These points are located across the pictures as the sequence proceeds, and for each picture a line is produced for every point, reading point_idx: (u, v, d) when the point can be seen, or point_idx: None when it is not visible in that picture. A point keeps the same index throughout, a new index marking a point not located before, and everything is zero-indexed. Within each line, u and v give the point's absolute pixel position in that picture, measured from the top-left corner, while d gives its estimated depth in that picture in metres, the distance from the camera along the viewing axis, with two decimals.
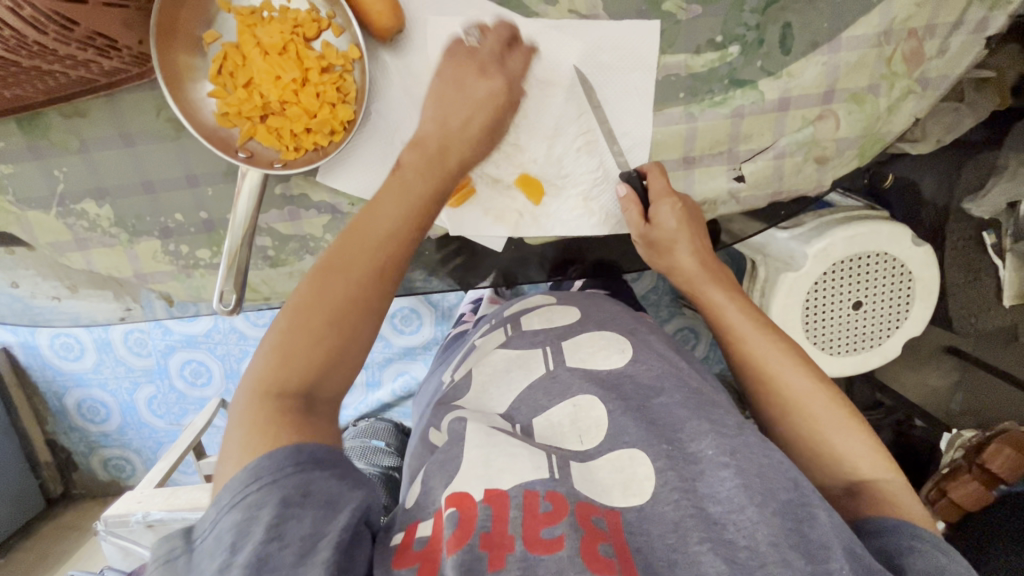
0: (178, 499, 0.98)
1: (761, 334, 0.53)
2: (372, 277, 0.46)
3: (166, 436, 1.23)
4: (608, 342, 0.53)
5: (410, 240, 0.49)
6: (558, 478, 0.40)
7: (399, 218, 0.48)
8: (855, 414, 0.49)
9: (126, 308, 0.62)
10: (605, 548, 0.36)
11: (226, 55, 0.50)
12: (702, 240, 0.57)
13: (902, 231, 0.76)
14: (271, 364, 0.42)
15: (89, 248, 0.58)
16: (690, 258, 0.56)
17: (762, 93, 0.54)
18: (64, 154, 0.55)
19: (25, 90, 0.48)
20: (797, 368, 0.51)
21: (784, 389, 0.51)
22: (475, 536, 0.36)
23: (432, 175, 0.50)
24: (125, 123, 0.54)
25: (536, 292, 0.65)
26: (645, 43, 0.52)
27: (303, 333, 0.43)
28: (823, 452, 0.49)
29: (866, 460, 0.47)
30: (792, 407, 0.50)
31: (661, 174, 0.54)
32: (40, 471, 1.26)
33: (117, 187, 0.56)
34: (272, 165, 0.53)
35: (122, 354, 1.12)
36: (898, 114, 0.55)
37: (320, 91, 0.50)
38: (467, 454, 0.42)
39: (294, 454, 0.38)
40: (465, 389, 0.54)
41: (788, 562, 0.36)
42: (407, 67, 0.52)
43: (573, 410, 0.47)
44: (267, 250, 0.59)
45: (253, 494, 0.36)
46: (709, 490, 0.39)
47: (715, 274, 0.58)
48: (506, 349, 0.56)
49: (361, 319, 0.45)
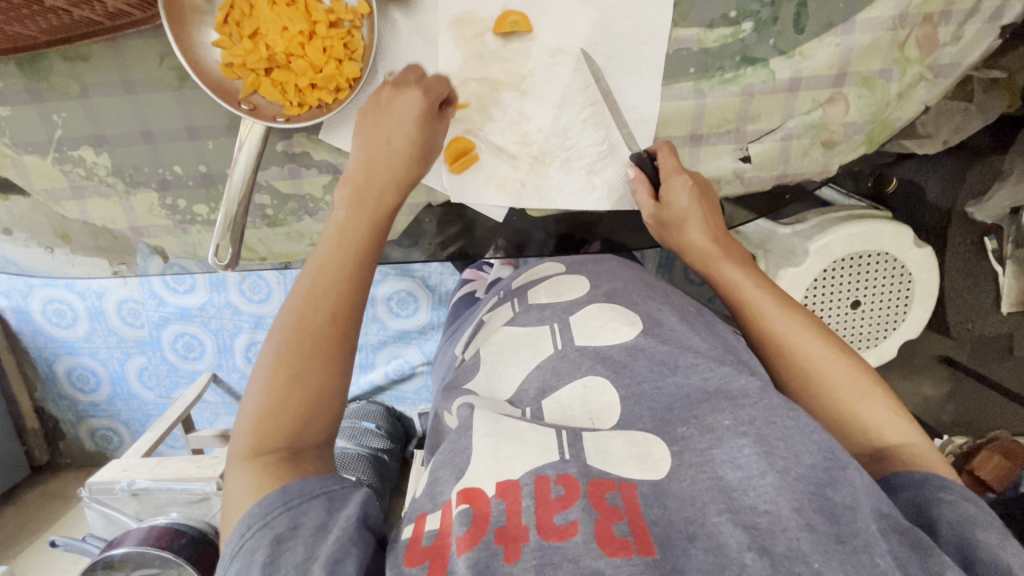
0: (164, 470, 0.98)
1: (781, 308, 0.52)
2: (327, 325, 0.47)
3: (154, 408, 1.22)
4: (616, 314, 0.53)
5: (355, 278, 0.50)
6: (569, 459, 0.39)
7: (353, 258, 0.50)
8: (877, 380, 0.50)
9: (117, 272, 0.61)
10: (621, 528, 0.35)
11: (234, 4, 0.50)
12: (718, 218, 0.56)
13: (903, 231, 0.76)
14: (251, 423, 0.44)
15: (85, 198, 0.57)
16: (701, 235, 0.55)
17: (773, 72, 0.53)
18: (64, 98, 0.54)
19: (27, 27, 0.47)
20: (815, 339, 0.51)
21: (807, 365, 0.51)
22: (489, 533, 0.36)
23: (370, 211, 0.51)
24: (127, 70, 0.53)
25: (545, 261, 0.65)
26: (658, 14, 0.51)
27: (275, 389, 0.45)
28: (852, 424, 0.49)
29: (891, 426, 0.49)
30: (814, 385, 0.50)
31: (671, 153, 0.54)
32: (26, 438, 1.25)
33: (117, 136, 0.55)
34: (274, 120, 0.52)
35: (114, 323, 1.11)
36: (908, 101, 0.54)
37: (327, 46, 0.50)
38: (475, 445, 0.42)
39: (281, 495, 0.41)
40: (474, 370, 0.55)
41: (812, 526, 0.35)
42: (416, 27, 0.52)
43: (584, 392, 0.47)
44: (265, 209, 0.58)
45: (249, 540, 0.39)
46: (727, 456, 0.39)
47: (727, 248, 0.56)
48: (512, 326, 0.56)
49: (325, 368, 0.46)
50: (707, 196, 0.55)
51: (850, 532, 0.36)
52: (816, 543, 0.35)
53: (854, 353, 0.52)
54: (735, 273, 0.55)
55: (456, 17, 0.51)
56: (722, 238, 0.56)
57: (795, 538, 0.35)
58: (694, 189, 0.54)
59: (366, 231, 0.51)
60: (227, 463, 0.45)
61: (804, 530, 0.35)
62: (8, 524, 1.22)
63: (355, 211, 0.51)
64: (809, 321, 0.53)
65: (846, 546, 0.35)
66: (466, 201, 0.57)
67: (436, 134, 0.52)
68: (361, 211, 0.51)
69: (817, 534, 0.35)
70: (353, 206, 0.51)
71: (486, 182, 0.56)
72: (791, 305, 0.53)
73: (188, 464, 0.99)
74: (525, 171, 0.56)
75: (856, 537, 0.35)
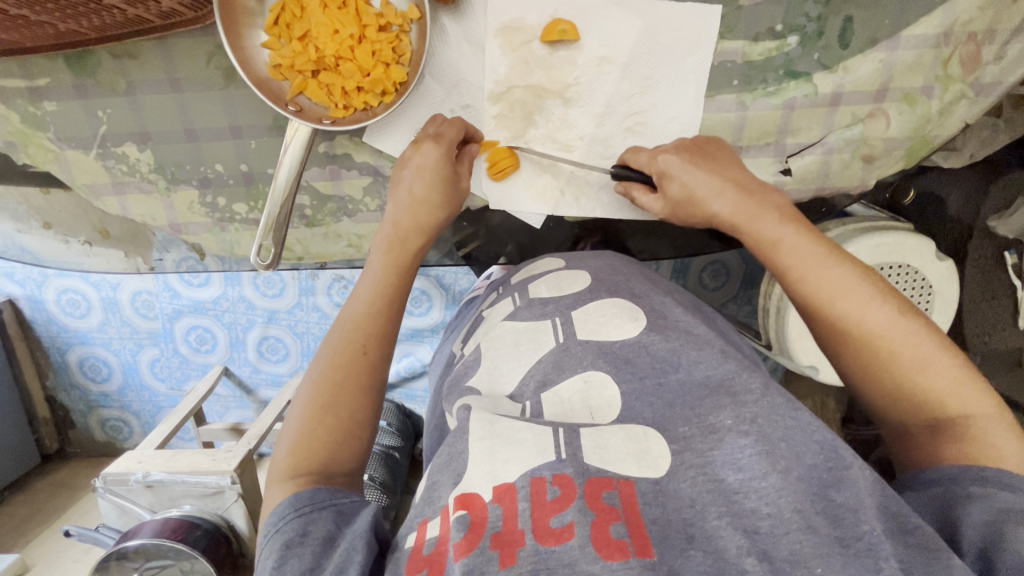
0: (179, 462, 0.97)
1: (829, 270, 0.48)
2: (355, 355, 0.49)
3: (166, 400, 1.22)
4: (621, 310, 0.51)
5: (383, 313, 0.52)
6: (565, 459, 0.38)
7: (382, 296, 0.52)
8: (937, 341, 0.46)
9: (138, 268, 0.62)
10: (618, 529, 0.35)
11: (285, 6, 0.50)
12: (741, 170, 0.52)
13: (927, 245, 0.76)
14: (288, 445, 0.46)
15: (126, 193, 0.57)
16: (725, 201, 0.52)
17: (816, 87, 0.54)
18: (110, 94, 0.54)
19: (77, 25, 0.48)
20: (871, 302, 0.47)
21: (858, 332, 0.47)
22: (486, 538, 0.35)
23: (393, 254, 0.53)
24: (174, 68, 0.53)
25: (545, 253, 0.62)
26: (704, 26, 0.52)
27: (306, 420, 0.46)
28: (908, 396, 0.46)
29: (957, 394, 0.44)
30: (868, 353, 0.47)
31: (637, 150, 0.54)
32: (37, 427, 1.25)
33: (160, 133, 0.56)
34: (320, 121, 0.53)
35: (128, 315, 1.11)
36: (949, 118, 0.54)
37: (376, 49, 0.50)
38: (471, 449, 0.40)
39: (294, 503, 0.42)
40: (475, 366, 0.52)
41: (813, 528, 0.35)
42: (464, 32, 0.52)
43: (584, 387, 0.45)
44: (304, 209, 0.58)
45: (264, 546, 0.41)
46: (728, 458, 0.38)
47: (762, 202, 0.51)
48: (512, 321, 0.54)
49: (352, 399, 0.48)
50: (714, 153, 0.52)
51: (852, 535, 0.36)
52: (818, 546, 0.34)
53: (912, 308, 0.47)
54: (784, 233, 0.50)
55: (504, 24, 0.52)
56: (752, 194, 0.51)
57: (796, 542, 0.35)
58: (687, 163, 0.52)
59: (393, 272, 0.53)
60: (265, 485, 0.45)
61: (806, 533, 0.35)
62: (17, 511, 1.23)
63: (397, 249, 0.53)
64: (867, 281, 0.48)
65: (849, 550, 0.35)
66: (505, 208, 0.57)
67: (460, 181, 0.54)
68: (394, 253, 0.53)
69: (819, 536, 0.35)
70: (382, 250, 0.53)
71: (526, 190, 0.57)
72: (839, 264, 0.49)
73: (203, 457, 0.99)
74: (564, 179, 0.57)
75: (859, 541, 0.35)
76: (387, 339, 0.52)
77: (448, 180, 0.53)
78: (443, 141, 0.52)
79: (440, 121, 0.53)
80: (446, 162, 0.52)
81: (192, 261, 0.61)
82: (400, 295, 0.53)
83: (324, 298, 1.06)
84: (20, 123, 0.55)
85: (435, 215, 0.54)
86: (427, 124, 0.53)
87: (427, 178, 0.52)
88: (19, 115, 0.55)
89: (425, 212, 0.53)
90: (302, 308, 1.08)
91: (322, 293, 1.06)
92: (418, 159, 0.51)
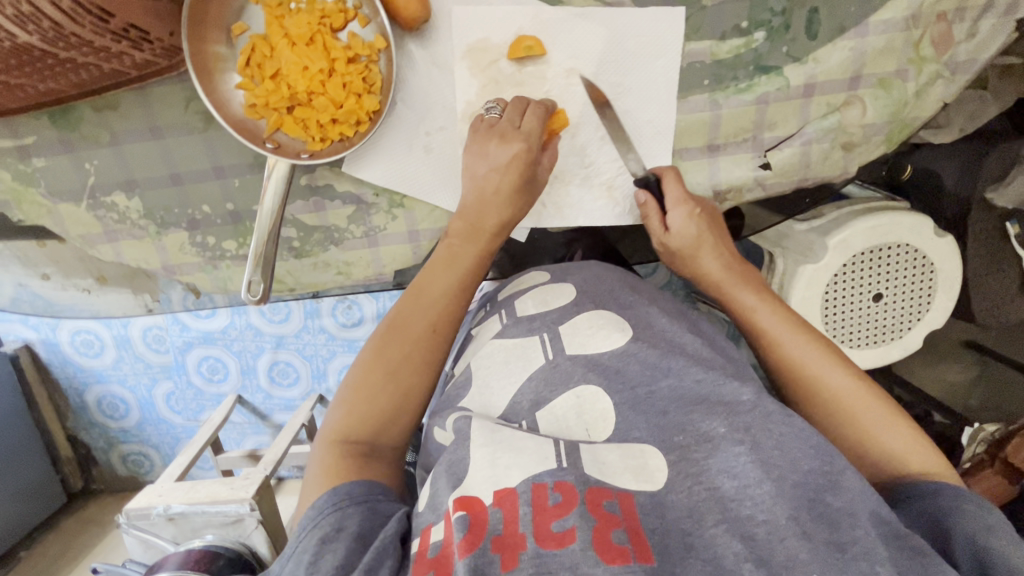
0: (198, 493, 0.99)
1: (795, 334, 0.52)
2: (427, 335, 0.52)
3: (183, 432, 1.24)
4: (608, 321, 0.51)
5: (462, 302, 0.55)
6: (567, 467, 0.38)
7: (457, 275, 0.54)
8: (898, 409, 0.49)
9: (146, 305, 0.64)
10: (619, 535, 0.35)
11: (255, 46, 0.51)
12: (726, 244, 0.58)
13: (924, 222, 0.75)
14: (345, 410, 0.49)
15: (119, 240, 0.59)
16: (714, 262, 0.56)
17: (788, 79, 0.53)
18: (95, 146, 0.56)
19: (57, 83, 0.49)
20: (833, 364, 0.51)
21: (826, 390, 0.50)
22: (486, 540, 0.35)
23: (475, 242, 0.54)
24: (154, 116, 0.55)
25: (531, 267, 0.61)
26: (669, 31, 0.52)
27: (369, 388, 0.49)
28: (873, 453, 0.48)
29: (914, 454, 0.47)
30: (832, 410, 0.50)
31: (677, 180, 0.55)
32: (62, 467, 1.28)
33: (146, 179, 0.57)
34: (299, 156, 0.53)
35: (140, 351, 1.13)
36: (926, 98, 0.54)
37: (347, 82, 0.51)
38: (472, 455, 0.40)
39: (331, 497, 0.43)
40: (465, 388, 0.50)
41: (807, 533, 0.35)
42: (431, 57, 0.53)
43: (577, 402, 0.45)
44: (292, 241, 0.59)
45: (300, 542, 0.41)
46: (723, 465, 0.38)
47: (742, 276, 0.57)
48: (501, 338, 0.52)
49: (415, 376, 0.51)
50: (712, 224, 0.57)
51: (850, 539, 0.35)
52: (814, 551, 0.34)
53: (872, 380, 0.51)
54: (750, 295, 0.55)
55: (470, 46, 0.52)
56: (735, 266, 0.57)
57: (791, 547, 0.34)
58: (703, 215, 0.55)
59: (468, 258, 0.55)
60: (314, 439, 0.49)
61: (801, 539, 0.35)
62: (48, 552, 1.26)
63: (461, 243, 0.54)
64: (827, 347, 0.52)
65: (846, 553, 0.35)
66: None
67: (537, 172, 0.54)
68: (466, 241, 0.54)
69: (813, 540, 0.35)
70: (461, 237, 0.54)
71: None
72: (810, 332, 0.53)
73: (221, 487, 1.00)
74: (544, 192, 0.57)
75: (855, 544, 0.35)
76: (457, 323, 0.55)
77: (527, 173, 0.53)
78: (529, 140, 0.52)
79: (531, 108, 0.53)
80: (526, 158, 0.52)
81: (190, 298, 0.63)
82: (474, 281, 0.55)
83: (329, 320, 1.07)
84: (12, 181, 0.56)
85: (509, 217, 0.54)
86: (510, 115, 0.52)
87: (513, 171, 0.52)
88: (10, 173, 0.56)
89: (497, 212, 0.54)
90: (308, 332, 1.09)
91: (327, 314, 1.07)
92: (498, 155, 0.52)
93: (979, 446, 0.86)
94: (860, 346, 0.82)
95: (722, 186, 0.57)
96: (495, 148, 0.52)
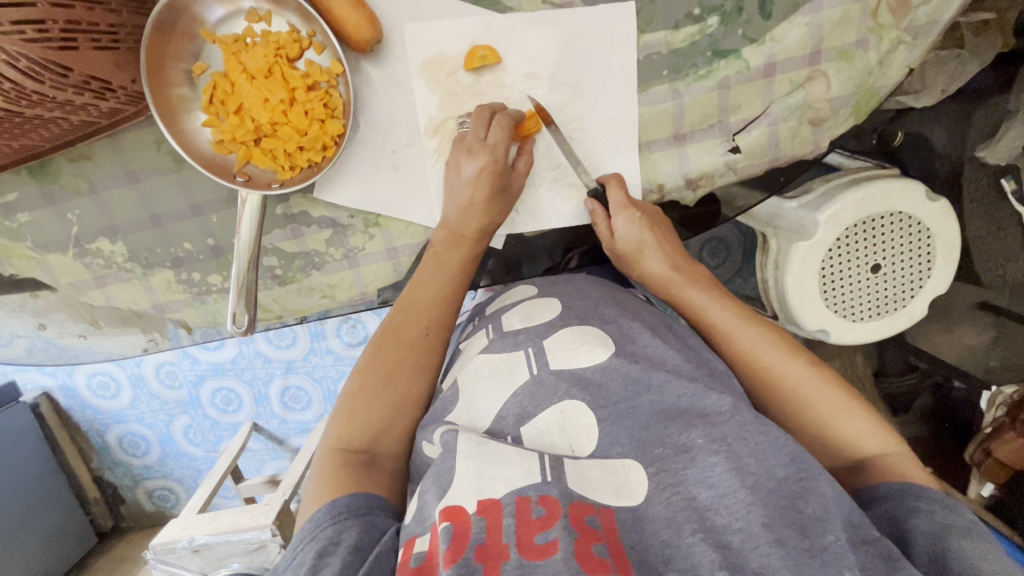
0: (221, 523, 0.99)
1: (748, 330, 0.53)
2: (419, 337, 0.54)
3: (204, 463, 1.25)
4: (590, 335, 0.50)
5: (452, 304, 0.56)
6: (551, 481, 0.38)
7: (448, 275, 0.56)
8: (852, 394, 0.51)
9: (151, 338, 0.64)
10: (599, 549, 0.35)
11: (216, 84, 0.52)
12: (677, 242, 0.58)
13: (913, 187, 0.72)
14: (343, 417, 0.50)
15: (108, 284, 0.60)
16: (661, 263, 0.56)
17: (747, 62, 0.53)
18: (75, 197, 0.57)
19: (31, 139, 0.50)
20: (787, 358, 0.52)
21: (781, 382, 0.51)
22: (469, 549, 0.35)
23: (460, 245, 0.56)
24: (129, 161, 0.56)
25: (518, 282, 0.62)
26: (622, 27, 0.52)
27: (365, 393, 0.51)
28: (829, 437, 0.50)
29: (869, 437, 0.49)
30: (793, 404, 0.51)
31: (619, 186, 0.55)
32: (90, 508, 1.30)
33: (127, 223, 0.58)
34: (270, 186, 0.55)
35: (155, 388, 1.12)
36: (890, 66, 0.53)
37: (308, 109, 0.52)
38: (458, 466, 0.40)
39: (330, 510, 0.43)
40: (453, 402, 0.49)
41: (781, 541, 0.35)
42: (389, 77, 0.54)
43: (561, 416, 0.45)
44: (275, 269, 0.60)
45: (299, 553, 0.41)
46: (699, 475, 0.39)
47: (691, 274, 0.57)
48: (485, 354, 0.52)
49: (412, 378, 0.52)
50: (662, 226, 0.57)
51: (820, 546, 0.36)
52: (785, 558, 0.34)
53: (826, 367, 0.52)
54: (707, 293, 0.56)
55: (426, 60, 0.53)
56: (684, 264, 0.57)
57: (764, 555, 0.35)
58: (647, 220, 0.56)
59: (455, 263, 0.56)
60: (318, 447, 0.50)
61: (773, 546, 0.35)
62: None
63: (444, 251, 0.56)
64: (781, 340, 0.53)
65: (817, 561, 0.35)
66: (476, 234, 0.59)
67: (512, 177, 0.55)
68: (450, 247, 0.56)
69: (787, 548, 0.35)
70: (444, 244, 0.56)
71: None
72: (761, 326, 0.53)
73: (243, 515, 1.00)
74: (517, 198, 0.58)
75: (826, 551, 0.35)
76: (450, 324, 0.56)
77: (498, 182, 0.54)
78: (495, 151, 0.53)
79: (496, 115, 0.53)
80: (494, 169, 0.53)
81: (183, 335, 0.63)
82: (464, 284, 0.57)
83: (334, 340, 1.05)
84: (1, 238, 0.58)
85: (484, 225, 0.56)
86: (476, 128, 0.53)
87: (484, 185, 0.54)
88: None
89: (473, 222, 0.55)
90: (316, 355, 1.07)
91: (333, 336, 1.05)
92: (467, 168, 0.54)
93: (999, 409, 0.84)
94: (865, 319, 0.80)
95: (693, 174, 0.57)
96: (466, 162, 0.54)
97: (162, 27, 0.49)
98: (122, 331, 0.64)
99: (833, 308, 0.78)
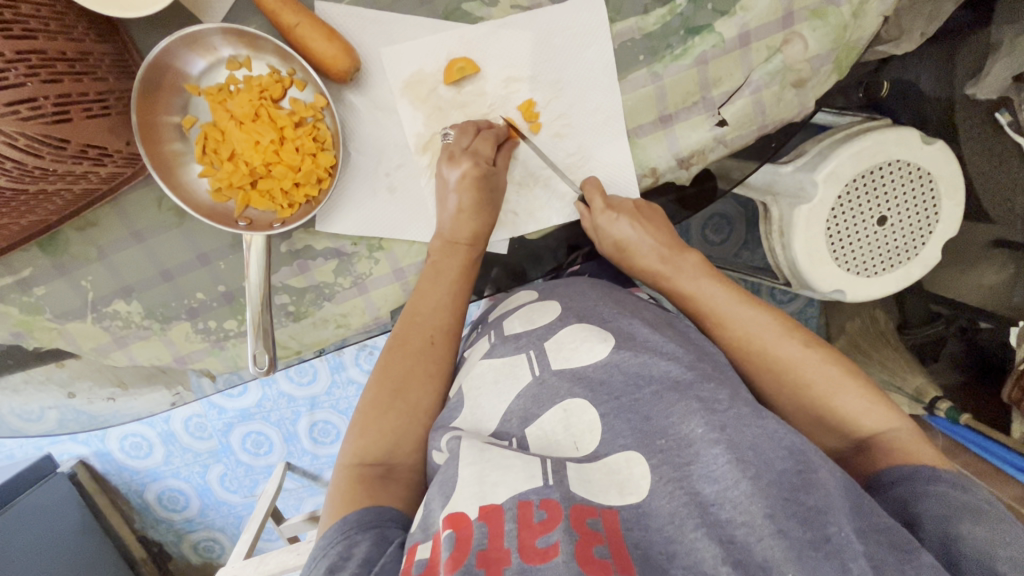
0: (268, 565, 0.95)
1: (741, 309, 0.54)
2: (425, 347, 0.55)
3: (244, 508, 1.25)
4: (590, 333, 0.50)
5: (456, 317, 0.57)
6: (553, 485, 0.39)
7: (449, 282, 0.56)
8: (853, 371, 0.50)
9: (174, 392, 0.66)
10: (601, 550, 0.36)
11: (207, 135, 0.53)
12: (668, 233, 0.58)
13: (908, 133, 0.71)
14: (356, 437, 0.50)
15: (129, 344, 0.61)
16: (649, 258, 0.58)
17: (721, 35, 0.53)
18: (86, 264, 0.58)
19: (38, 213, 0.52)
20: (783, 338, 0.52)
21: (776, 362, 0.52)
22: (471, 555, 0.35)
23: (458, 254, 0.57)
24: (134, 222, 0.57)
25: (525, 285, 0.62)
26: (594, 18, 0.53)
27: (375, 405, 0.51)
28: (831, 417, 0.50)
29: (870, 416, 0.49)
30: (789, 384, 0.52)
31: (598, 190, 0.56)
32: (138, 568, 1.32)
33: (139, 282, 0.59)
34: (272, 226, 0.55)
35: (186, 441, 1.13)
36: (864, 17, 0.53)
37: (299, 145, 0.53)
38: (461, 472, 0.40)
39: (341, 526, 0.43)
40: (458, 408, 0.50)
41: (784, 532, 0.36)
42: (372, 102, 0.55)
43: (564, 415, 0.45)
44: (287, 306, 0.60)
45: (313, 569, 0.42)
46: (704, 470, 0.39)
47: (683, 261, 0.58)
48: (489, 358, 0.52)
49: (420, 387, 0.53)
50: (648, 215, 0.58)
51: (823, 537, 0.36)
52: (788, 548, 0.36)
53: (826, 345, 0.52)
54: (693, 286, 0.57)
55: (406, 80, 0.54)
56: (672, 253, 0.58)
57: (768, 548, 0.36)
58: (628, 216, 0.56)
59: (452, 274, 0.57)
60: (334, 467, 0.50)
61: (776, 537, 0.36)
62: None
63: (442, 259, 0.57)
64: (776, 319, 0.54)
65: (821, 553, 0.36)
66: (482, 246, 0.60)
67: (495, 181, 0.56)
68: (446, 257, 0.57)
69: (790, 540, 0.36)
70: (439, 256, 0.57)
71: None
72: (754, 307, 0.54)
73: (291, 554, 0.96)
74: (515, 202, 0.59)
75: (829, 542, 0.36)
76: (455, 336, 0.57)
77: (485, 185, 0.55)
78: (477, 156, 0.54)
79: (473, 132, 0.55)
80: (477, 172, 0.54)
81: (205, 382, 0.65)
82: (466, 292, 0.58)
83: (355, 370, 1.05)
84: (21, 313, 0.59)
85: (478, 230, 0.57)
86: (458, 139, 0.55)
87: (469, 190, 0.55)
88: (17, 308, 0.59)
89: (466, 226, 0.56)
90: (338, 387, 1.08)
91: (353, 365, 1.05)
92: (451, 174, 0.55)
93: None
94: (879, 273, 0.79)
95: (683, 154, 0.57)
96: (447, 169, 0.55)
97: (149, 86, 0.50)
98: (146, 387, 0.65)
99: (845, 266, 0.78)
